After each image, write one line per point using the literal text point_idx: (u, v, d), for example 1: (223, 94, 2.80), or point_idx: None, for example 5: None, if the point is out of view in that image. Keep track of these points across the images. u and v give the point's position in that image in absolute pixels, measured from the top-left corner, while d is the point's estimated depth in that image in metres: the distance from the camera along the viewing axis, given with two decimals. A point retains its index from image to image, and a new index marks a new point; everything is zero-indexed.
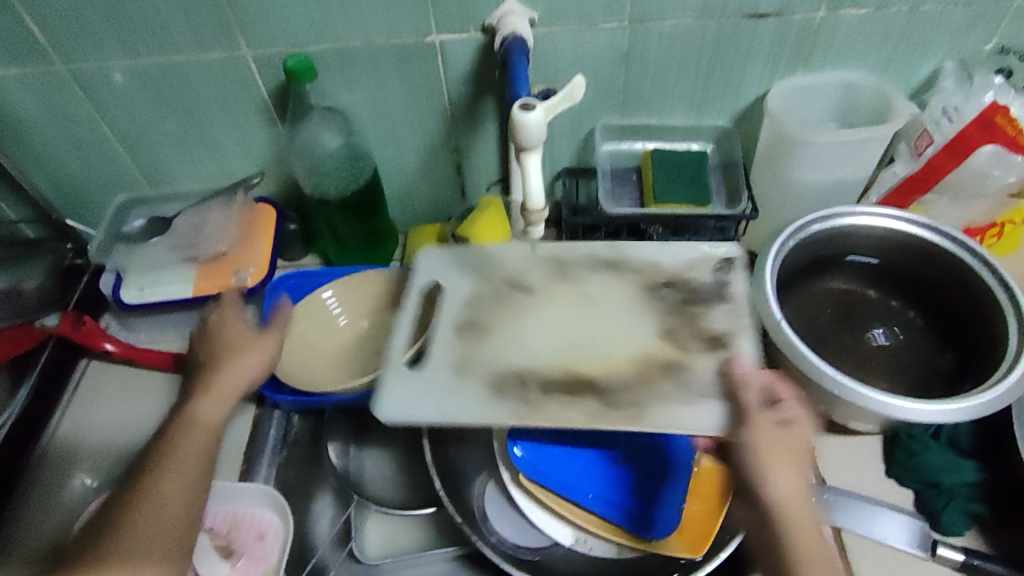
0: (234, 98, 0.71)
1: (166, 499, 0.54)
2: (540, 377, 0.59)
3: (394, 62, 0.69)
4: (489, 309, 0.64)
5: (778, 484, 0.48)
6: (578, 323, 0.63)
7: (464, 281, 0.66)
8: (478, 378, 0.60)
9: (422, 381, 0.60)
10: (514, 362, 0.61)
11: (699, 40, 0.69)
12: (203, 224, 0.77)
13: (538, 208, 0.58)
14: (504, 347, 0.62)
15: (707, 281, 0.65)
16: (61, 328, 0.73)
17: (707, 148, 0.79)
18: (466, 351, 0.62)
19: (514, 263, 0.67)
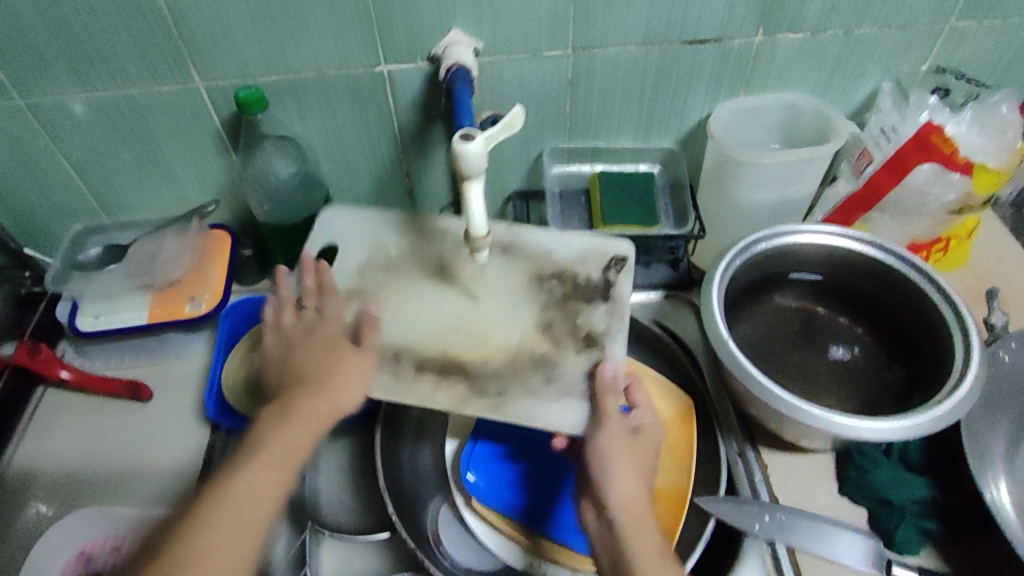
0: (190, 128, 0.72)
1: (238, 502, 0.49)
2: (413, 356, 0.62)
3: (345, 91, 0.70)
4: (377, 282, 0.67)
5: (618, 488, 0.52)
6: (460, 309, 0.65)
7: (360, 249, 0.69)
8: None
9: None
10: (395, 336, 0.63)
11: (642, 65, 0.71)
12: (159, 252, 0.79)
13: (482, 235, 0.59)
14: (388, 321, 0.64)
15: (594, 277, 0.66)
16: (16, 357, 0.73)
17: (654, 169, 0.81)
18: (349, 318, 0.65)
19: (403, 245, 0.70)
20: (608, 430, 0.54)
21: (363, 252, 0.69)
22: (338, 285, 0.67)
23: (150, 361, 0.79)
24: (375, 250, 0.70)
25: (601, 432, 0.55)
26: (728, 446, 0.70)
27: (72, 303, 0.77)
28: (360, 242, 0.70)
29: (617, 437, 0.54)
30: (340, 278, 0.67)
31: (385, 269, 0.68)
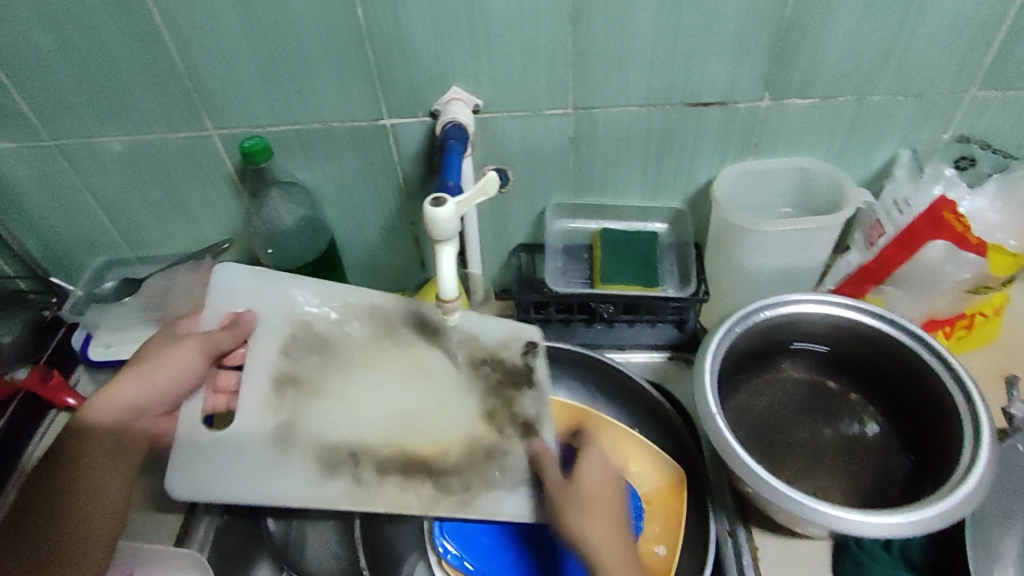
0: (204, 172, 0.75)
1: (94, 492, 0.62)
2: (368, 457, 0.63)
3: (350, 142, 0.72)
4: (308, 368, 0.65)
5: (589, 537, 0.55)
6: (399, 393, 0.65)
7: (275, 321, 0.65)
8: (301, 450, 0.63)
9: (234, 444, 0.63)
10: (346, 435, 0.63)
11: (645, 126, 0.70)
12: (172, 287, 0.82)
13: (452, 297, 0.59)
14: (332, 413, 0.64)
15: (516, 361, 0.66)
16: (29, 383, 0.77)
17: (661, 229, 0.79)
18: (288, 411, 0.64)
19: (328, 318, 0.66)
20: (592, 476, 0.58)
21: (283, 327, 0.65)
22: (259, 369, 0.64)
23: None
24: (296, 325, 0.65)
25: (584, 475, 0.58)
26: (718, 522, 0.67)
27: (86, 334, 0.80)
28: (272, 314, 0.65)
29: (588, 489, 0.57)
30: (257, 361, 0.64)
31: (312, 350, 0.65)
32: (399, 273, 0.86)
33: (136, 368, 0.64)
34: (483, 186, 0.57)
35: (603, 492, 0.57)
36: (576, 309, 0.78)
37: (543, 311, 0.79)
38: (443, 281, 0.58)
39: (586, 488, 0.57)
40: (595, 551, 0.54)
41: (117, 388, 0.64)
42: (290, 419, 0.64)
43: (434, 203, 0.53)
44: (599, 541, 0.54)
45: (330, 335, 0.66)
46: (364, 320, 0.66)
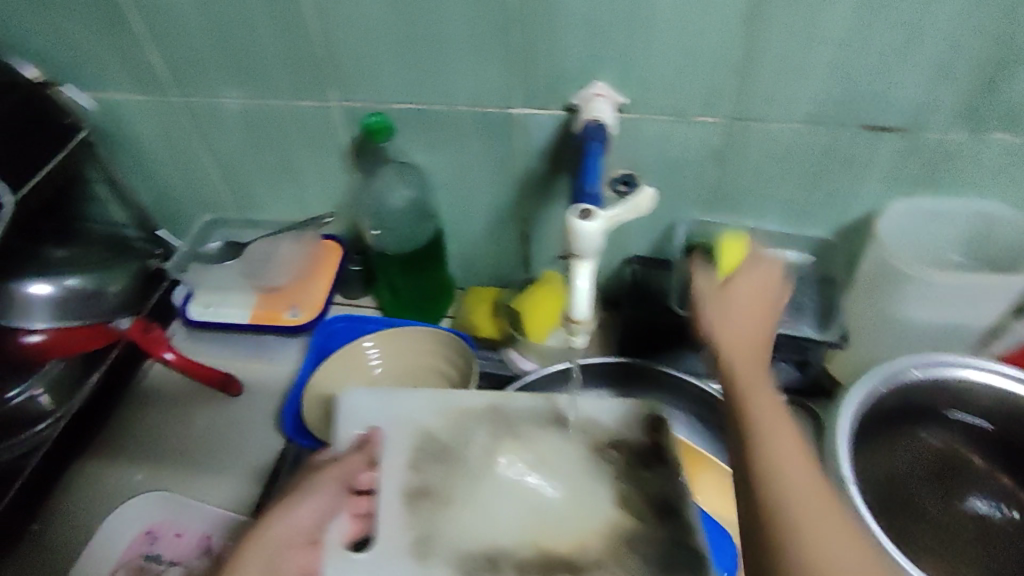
0: (320, 143, 0.72)
1: None
2: (513, 565, 0.51)
3: (475, 129, 0.67)
4: (438, 477, 0.56)
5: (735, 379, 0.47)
6: (530, 493, 0.55)
7: (395, 433, 0.58)
8: (443, 558, 0.52)
9: (378, 565, 0.51)
10: (483, 540, 0.52)
11: (806, 145, 0.62)
12: (272, 255, 0.80)
13: (581, 318, 0.54)
14: (466, 520, 0.53)
15: (642, 439, 0.57)
16: (130, 332, 0.77)
17: (804, 259, 0.70)
18: (420, 524, 0.53)
19: (447, 425, 0.59)
20: (741, 311, 0.51)
21: (403, 437, 0.58)
22: (390, 485, 0.55)
23: (245, 358, 0.81)
24: (419, 435, 0.58)
25: (737, 300, 0.51)
26: None
27: (186, 293, 0.82)
28: (392, 425, 0.59)
29: (744, 296, 0.52)
30: (388, 478, 0.56)
31: (438, 458, 0.57)
32: (498, 268, 0.81)
33: (284, 505, 0.53)
34: (635, 205, 0.52)
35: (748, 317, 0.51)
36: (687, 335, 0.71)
37: (652, 332, 0.73)
38: (576, 299, 0.53)
39: (742, 314, 0.50)
40: (753, 379, 0.46)
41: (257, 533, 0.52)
42: (426, 529, 0.53)
43: (582, 215, 0.50)
44: (772, 416, 0.44)
45: (453, 441, 0.58)
46: (482, 422, 0.59)
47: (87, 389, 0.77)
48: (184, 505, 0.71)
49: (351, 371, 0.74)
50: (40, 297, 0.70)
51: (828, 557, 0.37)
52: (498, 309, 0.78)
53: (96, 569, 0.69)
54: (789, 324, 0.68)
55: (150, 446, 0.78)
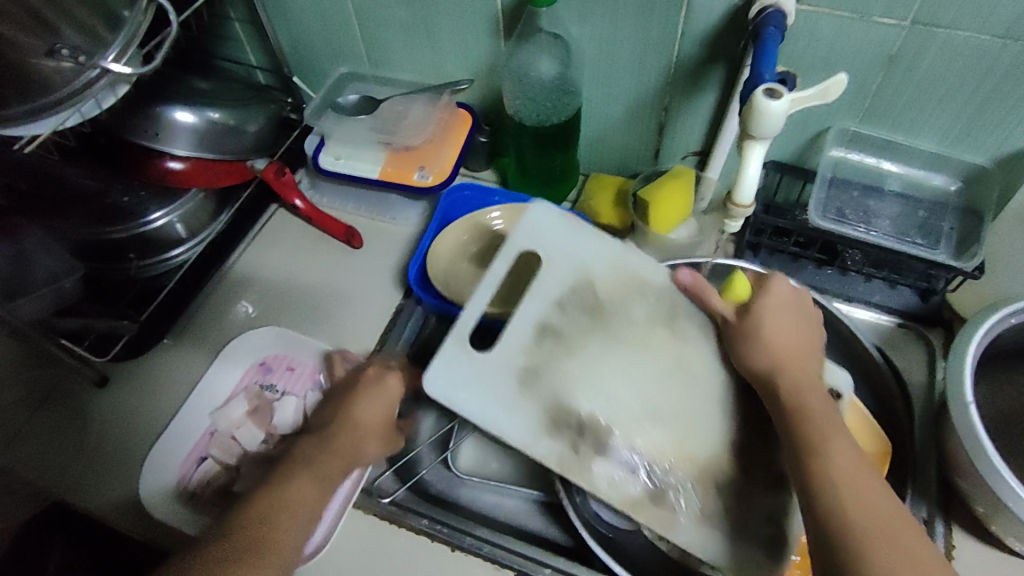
0: (470, 4, 0.71)
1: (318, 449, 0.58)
2: (600, 432, 0.57)
3: (636, 6, 0.65)
4: (574, 325, 0.60)
5: (755, 362, 0.57)
6: (651, 368, 0.60)
7: (560, 274, 0.61)
8: (540, 397, 0.57)
9: (486, 371, 0.57)
10: (584, 405, 0.58)
11: (987, 60, 0.59)
12: (405, 116, 0.81)
13: (745, 203, 0.59)
14: (582, 377, 0.58)
15: None
16: (265, 173, 0.80)
17: (950, 186, 0.69)
18: (538, 358, 0.58)
19: (614, 283, 0.62)
20: (780, 325, 0.58)
21: (568, 272, 0.62)
22: (532, 312, 0.60)
23: (364, 214, 0.85)
24: (581, 279, 0.62)
25: (773, 326, 0.58)
26: (913, 504, 0.63)
27: (319, 140, 0.82)
28: (565, 258, 0.62)
29: (774, 320, 0.58)
30: (533, 305, 0.60)
31: (585, 311, 0.61)
32: (625, 160, 0.82)
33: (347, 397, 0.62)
34: (826, 89, 0.54)
35: (773, 315, 0.58)
36: (818, 246, 0.73)
37: (778, 239, 0.74)
38: (742, 182, 0.58)
39: (774, 340, 0.57)
40: (800, 393, 0.54)
41: (352, 410, 0.61)
42: (538, 365, 0.58)
43: (769, 94, 0.51)
44: (826, 415, 0.53)
45: (609, 302, 0.61)
46: (645, 296, 0.62)
47: (218, 224, 0.82)
48: (297, 343, 0.76)
49: (474, 234, 0.77)
50: (184, 125, 0.73)
51: (875, 522, 0.47)
52: (621, 197, 0.79)
53: (218, 395, 0.74)
54: (926, 248, 0.68)
55: (268, 288, 0.82)
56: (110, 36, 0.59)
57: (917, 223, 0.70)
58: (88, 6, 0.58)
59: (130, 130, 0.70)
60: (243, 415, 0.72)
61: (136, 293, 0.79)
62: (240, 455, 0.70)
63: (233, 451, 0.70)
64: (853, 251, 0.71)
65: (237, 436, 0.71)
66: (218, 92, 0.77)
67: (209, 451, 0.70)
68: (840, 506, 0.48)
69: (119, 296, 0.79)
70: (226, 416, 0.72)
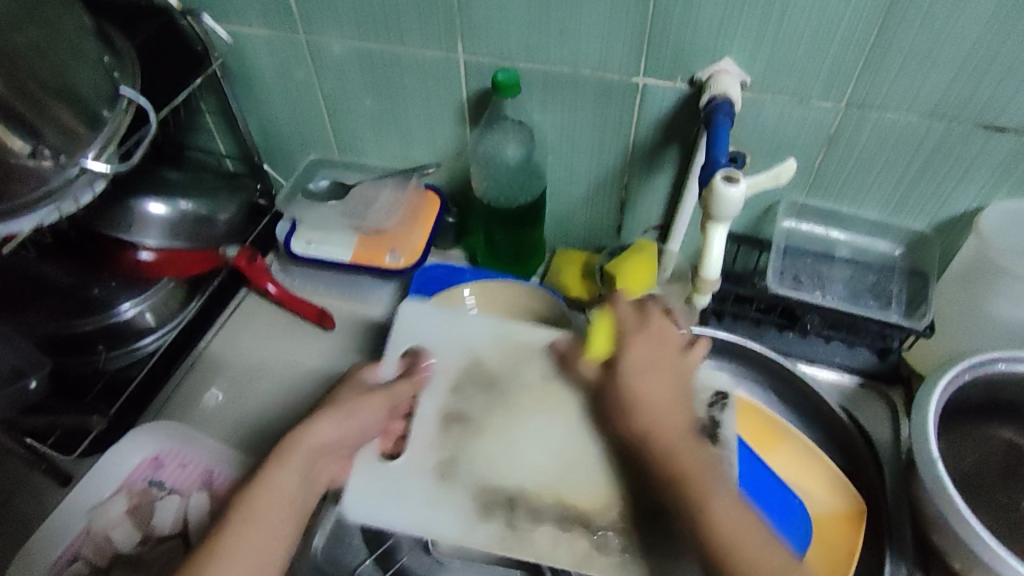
0: (436, 94, 0.75)
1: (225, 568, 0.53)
2: (527, 505, 0.58)
3: (594, 94, 0.70)
4: (474, 404, 0.64)
5: (630, 421, 0.57)
6: (554, 429, 0.62)
7: (448, 358, 0.66)
8: (461, 485, 0.59)
9: (399, 475, 0.60)
10: (502, 477, 0.60)
11: (916, 137, 0.64)
12: (375, 200, 0.83)
13: (711, 280, 0.59)
14: (493, 451, 0.61)
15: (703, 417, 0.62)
16: (237, 261, 0.82)
17: (894, 252, 0.74)
18: (451, 446, 0.61)
19: (501, 356, 0.67)
20: (649, 378, 0.59)
21: (455, 359, 0.66)
22: (431, 404, 0.64)
23: (336, 296, 0.86)
24: (469, 359, 0.66)
25: (635, 377, 0.58)
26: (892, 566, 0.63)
27: (291, 225, 0.83)
28: (450, 347, 0.67)
29: (638, 382, 0.58)
30: (431, 396, 0.64)
31: (480, 387, 0.65)
32: (589, 236, 0.85)
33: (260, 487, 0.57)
34: (777, 173, 0.59)
35: (642, 374, 0.59)
36: (779, 311, 0.75)
37: (739, 306, 0.76)
38: (706, 262, 0.59)
39: (642, 392, 0.58)
40: (674, 442, 0.55)
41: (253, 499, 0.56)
42: (453, 454, 0.61)
43: (727, 180, 0.54)
44: (699, 462, 0.55)
45: (499, 371, 0.66)
46: (532, 360, 0.66)
47: (188, 312, 0.82)
48: (188, 436, 0.74)
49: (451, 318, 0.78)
50: (157, 216, 0.74)
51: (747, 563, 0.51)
52: (587, 272, 0.82)
53: (100, 488, 0.71)
54: (879, 310, 0.72)
55: (239, 375, 0.81)
56: (90, 136, 0.61)
57: (868, 286, 0.73)
58: (71, 109, 0.59)
59: (110, 224, 0.73)
60: (122, 513, 0.70)
61: (101, 389, 0.76)
62: (111, 556, 0.67)
63: (105, 551, 0.68)
64: (813, 315, 0.74)
65: (112, 536, 0.68)
66: (188, 181, 0.79)
67: (82, 551, 0.67)
68: (737, 570, 0.50)
69: (83, 393, 0.76)
70: (104, 513, 0.69)
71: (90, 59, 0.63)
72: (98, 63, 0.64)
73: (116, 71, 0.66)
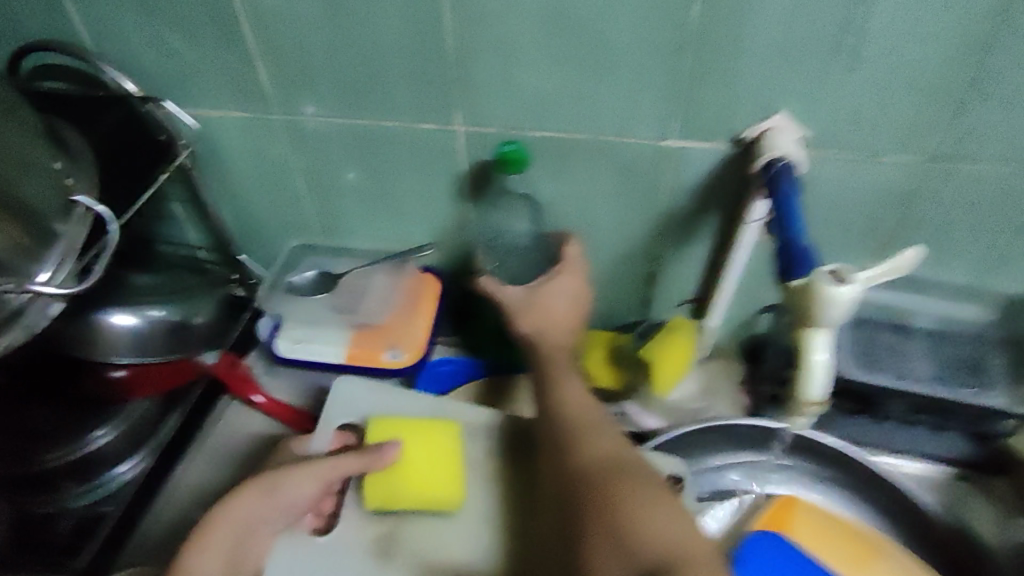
0: (433, 168, 0.65)
1: None
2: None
3: (619, 160, 0.59)
4: None
5: (550, 326, 0.59)
6: (491, 505, 0.56)
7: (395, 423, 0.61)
8: (401, 566, 0.53)
9: (333, 555, 0.53)
10: (453, 552, 0.54)
11: (1016, 191, 0.53)
12: (366, 291, 0.73)
13: (815, 400, 0.48)
14: (434, 530, 0.55)
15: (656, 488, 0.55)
16: (219, 369, 0.72)
17: (982, 313, 0.63)
18: (390, 522, 0.55)
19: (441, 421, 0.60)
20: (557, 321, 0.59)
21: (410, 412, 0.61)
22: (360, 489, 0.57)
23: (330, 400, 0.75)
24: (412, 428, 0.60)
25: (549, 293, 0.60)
26: None
27: (275, 321, 0.73)
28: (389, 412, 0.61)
29: (552, 301, 0.60)
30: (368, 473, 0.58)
31: None
32: (616, 313, 0.73)
33: None
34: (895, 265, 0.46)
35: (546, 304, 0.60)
36: (855, 398, 0.63)
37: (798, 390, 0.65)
38: (807, 378, 0.47)
39: (549, 303, 0.60)
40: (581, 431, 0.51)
41: None
42: (391, 529, 0.55)
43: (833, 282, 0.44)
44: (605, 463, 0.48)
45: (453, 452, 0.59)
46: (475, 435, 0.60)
47: (167, 427, 0.71)
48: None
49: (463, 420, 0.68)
50: (124, 329, 0.65)
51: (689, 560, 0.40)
52: (617, 358, 0.69)
53: None
54: (977, 392, 0.59)
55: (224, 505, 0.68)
56: (39, 256, 0.51)
57: (957, 361, 0.61)
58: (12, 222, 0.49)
59: (77, 345, 0.64)
60: None
61: (69, 529, 0.65)
62: None
63: None
64: (894, 401, 0.61)
65: None
66: (160, 283, 0.69)
67: None
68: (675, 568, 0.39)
69: (49, 536, 0.64)
70: None
71: (37, 166, 0.53)
72: (50, 172, 0.54)
73: (71, 177, 0.56)
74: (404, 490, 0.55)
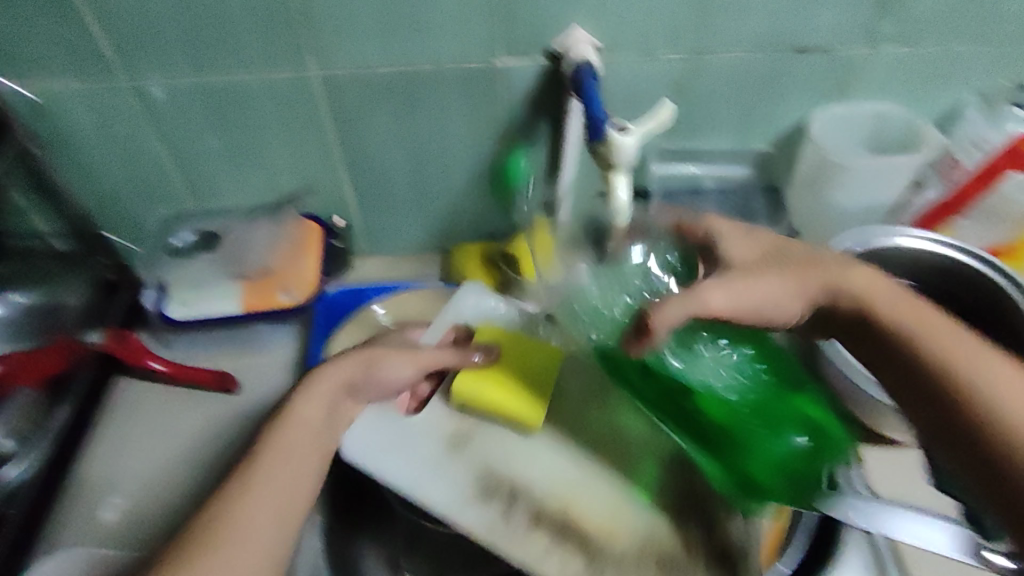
0: (291, 117, 0.71)
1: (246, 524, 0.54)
2: (526, 501, 0.60)
3: (458, 85, 0.70)
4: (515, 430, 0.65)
5: (733, 249, 0.58)
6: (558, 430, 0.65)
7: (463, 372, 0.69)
8: (467, 461, 0.62)
9: (419, 429, 0.64)
10: (515, 476, 0.62)
11: (746, 69, 0.72)
12: (249, 242, 0.77)
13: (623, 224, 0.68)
14: (500, 452, 0.63)
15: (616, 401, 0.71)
16: (107, 345, 0.72)
17: (747, 172, 0.82)
18: (467, 424, 0.65)
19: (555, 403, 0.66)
20: (740, 246, 0.58)
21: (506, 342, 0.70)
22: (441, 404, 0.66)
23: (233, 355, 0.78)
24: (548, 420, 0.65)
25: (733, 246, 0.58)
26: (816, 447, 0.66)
27: (159, 289, 0.75)
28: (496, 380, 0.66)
29: (736, 236, 0.58)
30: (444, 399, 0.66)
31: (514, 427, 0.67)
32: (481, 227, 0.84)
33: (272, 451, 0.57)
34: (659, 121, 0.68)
35: (751, 235, 0.59)
36: None
37: None
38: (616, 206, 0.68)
39: (741, 249, 0.58)
40: (947, 359, 0.52)
41: (253, 471, 0.56)
42: (469, 429, 0.65)
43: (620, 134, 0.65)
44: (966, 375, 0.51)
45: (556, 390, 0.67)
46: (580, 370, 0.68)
47: (57, 420, 0.70)
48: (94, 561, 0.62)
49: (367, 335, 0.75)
50: None
51: None
52: (488, 260, 0.81)
53: None
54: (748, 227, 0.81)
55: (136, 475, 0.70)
56: None
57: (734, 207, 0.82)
58: None
59: None
60: None
61: None
62: None
63: None
64: None
65: None
66: None
67: None
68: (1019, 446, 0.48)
69: None
70: None
71: None
72: None
73: None
74: (493, 394, 0.63)
